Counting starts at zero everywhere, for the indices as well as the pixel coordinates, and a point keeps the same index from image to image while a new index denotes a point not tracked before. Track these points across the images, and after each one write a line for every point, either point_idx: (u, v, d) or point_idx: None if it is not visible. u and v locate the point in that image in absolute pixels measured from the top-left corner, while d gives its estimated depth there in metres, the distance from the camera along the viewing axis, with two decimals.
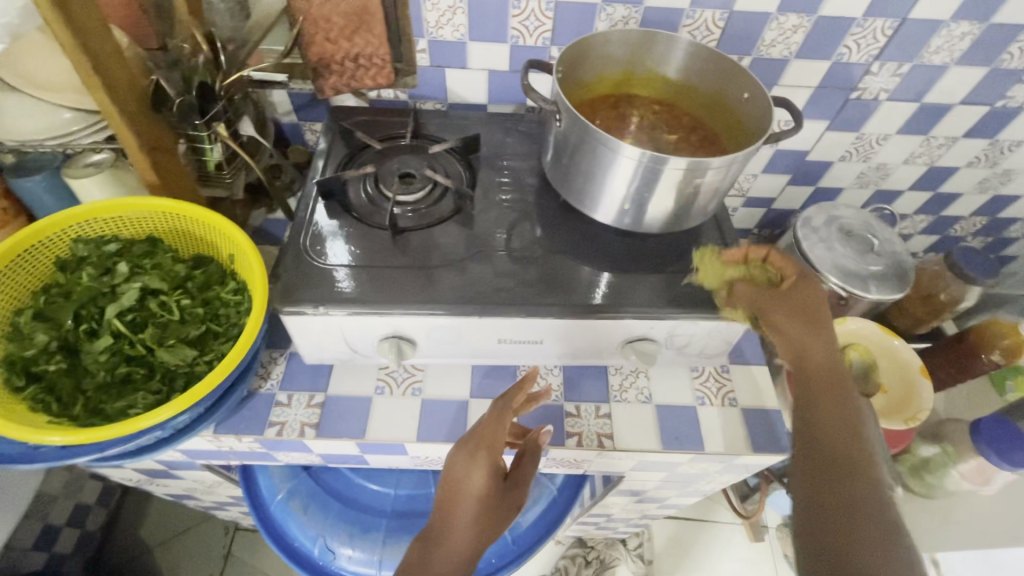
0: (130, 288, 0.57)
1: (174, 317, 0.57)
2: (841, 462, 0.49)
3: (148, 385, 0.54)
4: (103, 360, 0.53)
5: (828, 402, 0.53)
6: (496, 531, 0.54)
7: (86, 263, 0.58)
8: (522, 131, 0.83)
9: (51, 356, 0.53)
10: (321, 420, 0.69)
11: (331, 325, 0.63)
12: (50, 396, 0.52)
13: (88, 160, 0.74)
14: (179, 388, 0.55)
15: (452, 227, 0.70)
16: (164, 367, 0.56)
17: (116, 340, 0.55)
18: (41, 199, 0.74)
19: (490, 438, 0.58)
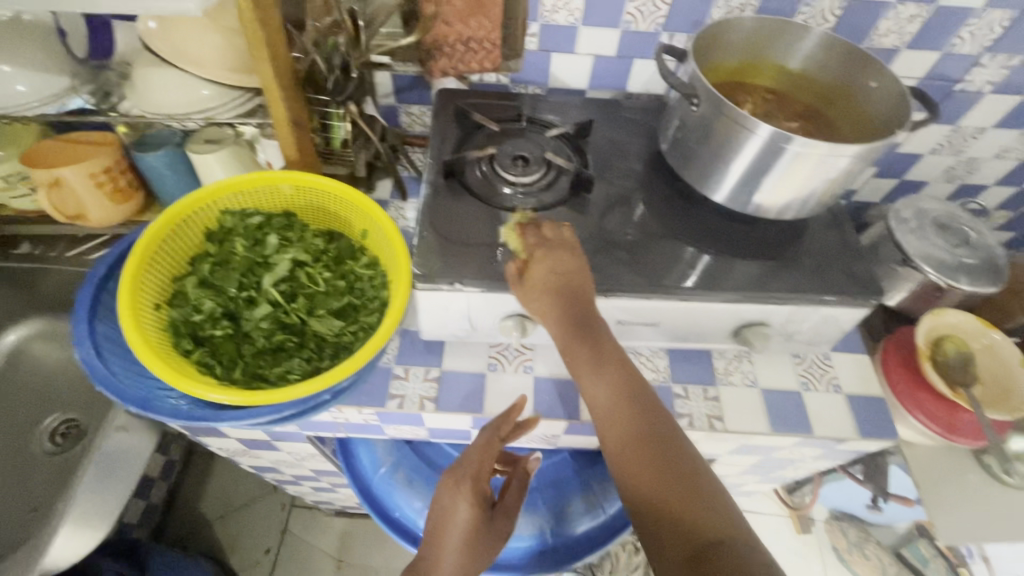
0: (281, 259, 0.59)
1: (320, 288, 0.59)
2: (647, 418, 0.53)
3: (302, 352, 0.56)
4: (262, 327, 0.55)
5: (591, 378, 0.56)
6: (484, 551, 0.62)
7: (237, 234, 0.60)
8: (624, 116, 0.83)
9: (216, 321, 0.55)
10: (439, 394, 0.71)
11: (459, 301, 0.65)
12: (216, 359, 0.54)
13: (210, 136, 0.75)
14: (330, 356, 0.57)
15: (568, 209, 0.71)
16: (316, 336, 0.57)
17: (272, 308, 0.57)
18: (163, 174, 0.76)
19: (474, 469, 0.63)
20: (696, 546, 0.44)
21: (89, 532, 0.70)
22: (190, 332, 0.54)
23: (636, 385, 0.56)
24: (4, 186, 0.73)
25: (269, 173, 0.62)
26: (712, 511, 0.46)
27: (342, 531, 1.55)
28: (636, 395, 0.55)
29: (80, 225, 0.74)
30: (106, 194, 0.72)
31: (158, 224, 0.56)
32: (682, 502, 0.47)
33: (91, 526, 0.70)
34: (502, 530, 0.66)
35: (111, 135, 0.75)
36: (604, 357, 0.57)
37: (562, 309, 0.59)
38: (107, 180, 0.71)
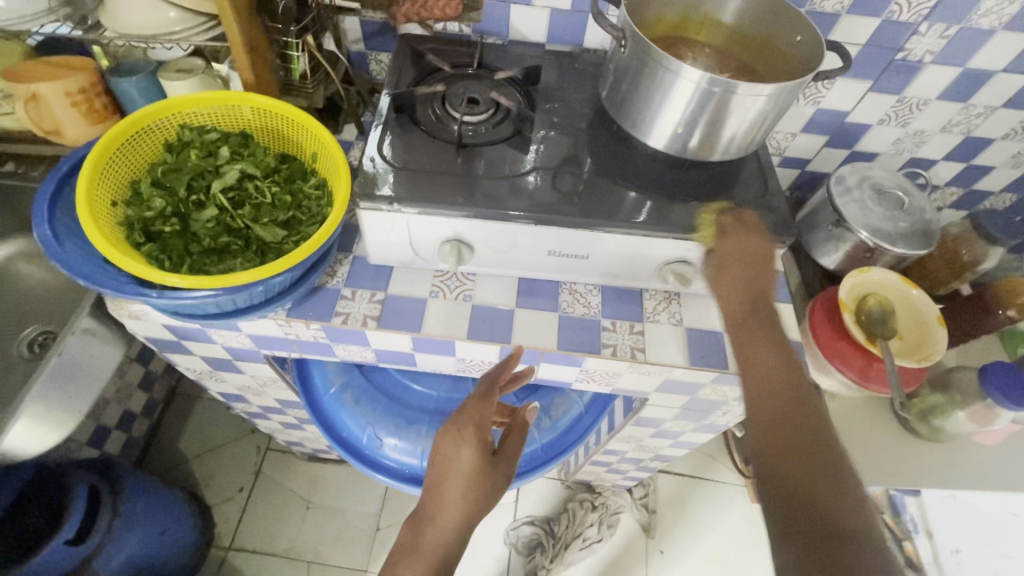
0: (231, 169, 0.63)
1: (267, 200, 0.64)
2: (798, 398, 0.55)
3: (245, 254, 0.61)
4: (208, 227, 0.61)
5: (764, 365, 0.59)
6: (485, 497, 0.65)
7: (193, 145, 0.65)
8: (577, 69, 0.88)
9: (166, 220, 0.60)
10: (382, 314, 0.76)
11: (400, 224, 0.70)
12: (163, 252, 0.59)
13: (180, 66, 0.80)
14: (271, 260, 0.62)
15: (510, 148, 0.76)
16: (259, 241, 0.62)
17: (220, 212, 0.62)
18: (136, 99, 0.80)
19: (475, 418, 0.68)
20: (810, 498, 0.47)
21: (45, 425, 0.76)
22: (140, 227, 0.59)
23: (789, 365, 0.58)
24: None
25: (227, 91, 0.67)
26: (844, 495, 0.47)
27: (313, 475, 1.62)
28: (783, 368, 0.58)
29: (57, 141, 0.79)
30: (81, 114, 0.77)
31: (116, 129, 0.61)
32: (814, 474, 0.49)
33: (49, 420, 0.76)
34: (504, 476, 0.69)
35: (89, 60, 0.80)
36: (765, 338, 0.61)
37: (744, 284, 0.64)
38: (82, 100, 0.76)
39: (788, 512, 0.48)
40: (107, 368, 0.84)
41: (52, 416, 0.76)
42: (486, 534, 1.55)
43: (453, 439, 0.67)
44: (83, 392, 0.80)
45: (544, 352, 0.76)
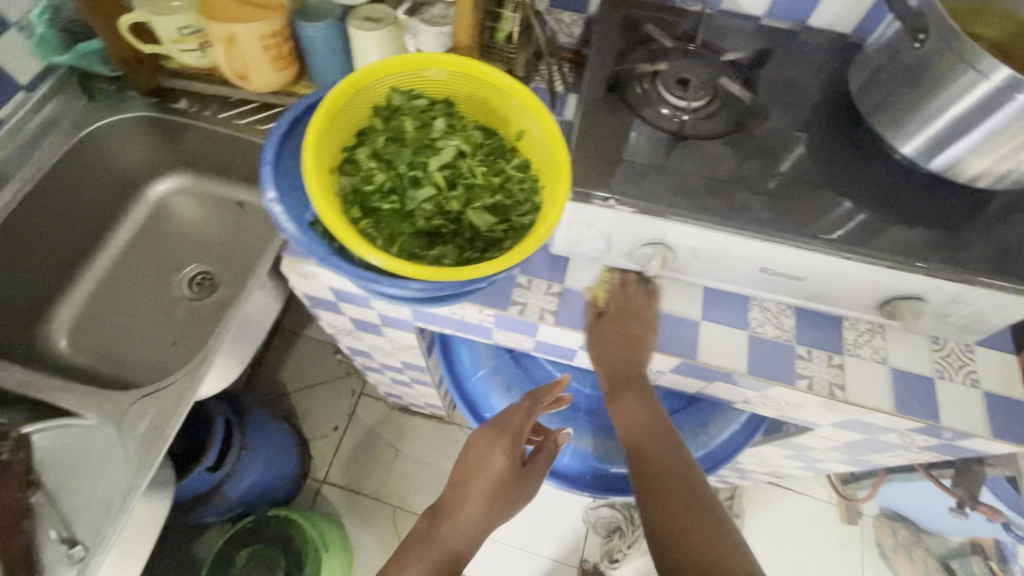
0: (446, 145, 0.59)
1: (477, 181, 0.59)
2: (680, 475, 0.63)
3: (454, 241, 0.57)
4: (423, 208, 0.57)
5: (657, 446, 0.66)
6: (507, 502, 0.70)
7: (406, 114, 0.60)
8: (800, 51, 0.75)
9: (382, 196, 0.56)
10: (559, 309, 0.71)
11: (605, 221, 0.64)
12: (379, 231, 0.55)
13: (369, 14, 0.74)
14: (479, 250, 0.58)
15: (728, 143, 0.67)
16: (469, 227, 0.58)
17: (434, 192, 0.57)
18: (320, 47, 0.76)
19: (514, 429, 0.71)
20: (711, 553, 0.55)
21: (219, 379, 0.78)
22: (356, 200, 0.56)
23: (666, 448, 0.66)
24: (176, 37, 0.75)
25: (445, 54, 0.60)
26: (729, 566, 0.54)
27: (402, 426, 1.67)
28: (659, 451, 0.66)
29: (239, 84, 0.77)
30: (269, 59, 0.74)
31: (341, 89, 0.56)
32: (703, 545, 0.56)
33: (223, 375, 0.78)
34: (526, 490, 0.73)
35: None
36: (626, 419, 0.69)
37: (628, 368, 0.69)
38: (272, 45, 0.72)
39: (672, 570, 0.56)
40: (266, 322, 0.84)
41: (227, 372, 0.78)
42: (561, 511, 1.54)
43: (491, 441, 0.71)
44: (247, 346, 0.81)
45: (728, 373, 0.69)
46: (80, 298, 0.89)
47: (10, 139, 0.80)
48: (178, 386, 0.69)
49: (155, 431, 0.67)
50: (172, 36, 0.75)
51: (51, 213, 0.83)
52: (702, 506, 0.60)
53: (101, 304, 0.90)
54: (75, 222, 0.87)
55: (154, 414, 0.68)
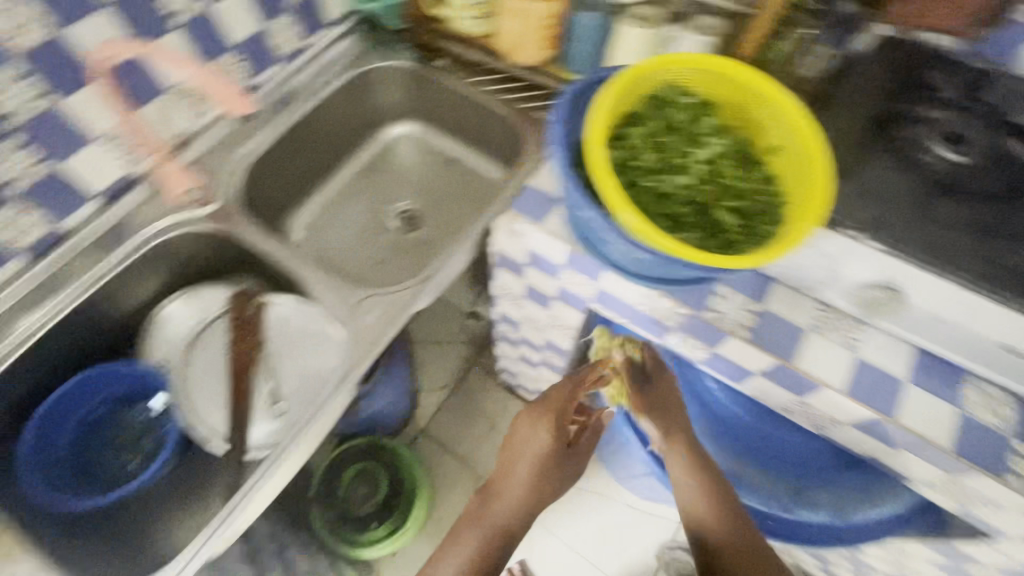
0: (710, 143, 0.62)
1: (728, 183, 0.61)
2: (718, 489, 0.77)
3: (698, 231, 0.60)
4: (677, 193, 0.59)
5: (685, 475, 0.78)
6: (554, 477, 0.81)
7: (677, 108, 0.64)
8: None
9: (643, 172, 0.60)
10: (755, 326, 0.72)
11: (839, 251, 0.64)
12: (637, 203, 0.59)
13: (640, 13, 0.80)
14: (720, 245, 0.59)
15: (997, 206, 0.63)
16: (711, 222, 0.60)
17: (690, 181, 0.60)
18: (585, 35, 0.83)
19: (554, 407, 0.81)
20: (751, 556, 0.73)
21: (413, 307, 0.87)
22: (621, 171, 0.60)
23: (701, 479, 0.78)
24: (465, 6, 0.86)
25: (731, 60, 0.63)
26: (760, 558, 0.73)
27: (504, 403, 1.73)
28: (701, 475, 0.78)
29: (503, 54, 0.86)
30: (540, 38, 0.81)
31: (629, 74, 0.60)
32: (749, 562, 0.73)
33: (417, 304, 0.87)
34: (572, 472, 0.88)
35: None
36: (678, 449, 0.78)
37: (664, 416, 0.80)
38: (548, 26, 0.80)
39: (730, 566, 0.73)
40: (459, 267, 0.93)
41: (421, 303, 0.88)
42: None
43: (530, 422, 0.81)
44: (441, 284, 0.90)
45: (926, 445, 0.65)
46: (315, 205, 1.03)
47: (309, 63, 0.96)
48: (406, 294, 0.82)
49: (381, 324, 0.80)
50: (462, 3, 0.85)
51: (319, 130, 0.98)
52: (741, 522, 0.76)
53: (328, 215, 1.03)
54: (330, 143, 1.01)
55: (381, 311, 0.81)
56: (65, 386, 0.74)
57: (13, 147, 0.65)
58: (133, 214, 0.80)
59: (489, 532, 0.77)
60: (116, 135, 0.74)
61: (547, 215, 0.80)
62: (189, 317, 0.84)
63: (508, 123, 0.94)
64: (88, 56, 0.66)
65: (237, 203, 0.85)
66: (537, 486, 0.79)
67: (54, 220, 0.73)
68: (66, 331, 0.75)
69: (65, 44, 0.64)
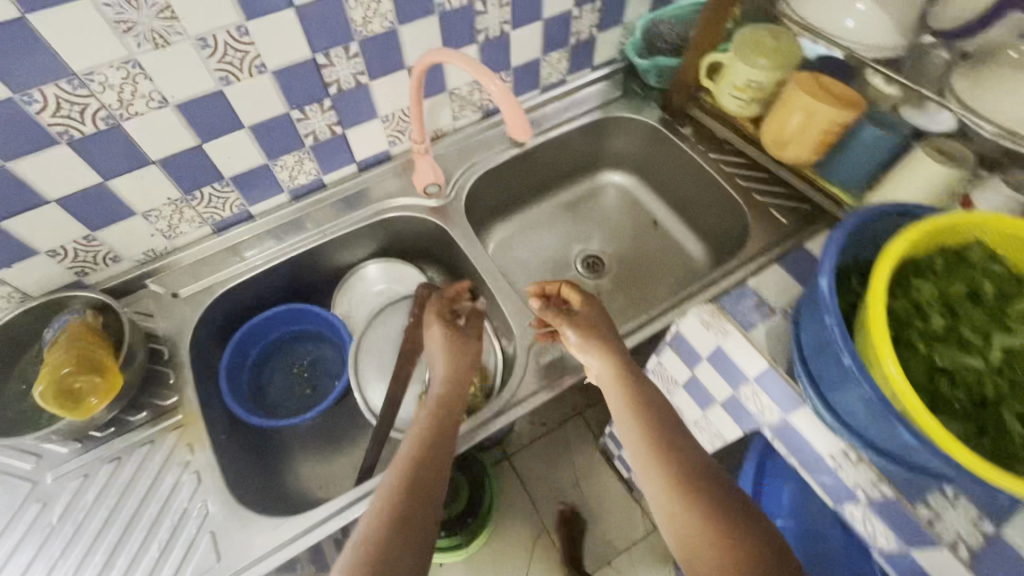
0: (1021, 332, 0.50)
1: None
2: (690, 467, 0.55)
3: (971, 424, 0.49)
4: (959, 372, 0.50)
5: (647, 423, 0.60)
6: (461, 355, 0.72)
7: (987, 278, 0.53)
8: None
9: (923, 335, 0.51)
10: (981, 551, 0.58)
11: None
12: (904, 363, 0.50)
13: (941, 150, 0.71)
14: (993, 453, 0.48)
15: None
16: (990, 420, 0.49)
17: (980, 366, 0.50)
18: (864, 154, 0.75)
19: (436, 308, 0.77)
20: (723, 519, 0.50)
21: None
22: (895, 321, 0.52)
23: (675, 433, 0.59)
24: (741, 85, 0.83)
25: None
26: (751, 519, 0.51)
27: None
28: (661, 434, 0.58)
29: (765, 143, 0.82)
30: (816, 141, 0.76)
31: (939, 223, 0.53)
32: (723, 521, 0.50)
33: None
34: (474, 363, 0.72)
35: (856, 94, 0.75)
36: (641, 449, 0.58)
37: (610, 366, 0.66)
38: (831, 132, 0.74)
39: (695, 540, 0.50)
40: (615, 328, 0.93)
41: None
42: None
43: (586, 344, 0.68)
44: None
45: None
46: (516, 222, 1.07)
47: (563, 95, 1.00)
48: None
49: (556, 371, 0.75)
50: (738, 83, 0.84)
51: (546, 158, 1.02)
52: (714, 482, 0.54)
53: (521, 234, 1.06)
54: (550, 172, 1.05)
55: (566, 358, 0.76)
56: (275, 311, 0.83)
57: (324, 107, 0.75)
58: (375, 186, 0.89)
59: (432, 429, 0.61)
60: (394, 117, 0.83)
61: (759, 323, 0.73)
62: (380, 284, 0.93)
63: (734, 210, 0.90)
64: (407, 50, 0.75)
65: (459, 202, 0.90)
66: (445, 356, 0.71)
67: (321, 172, 0.84)
68: (292, 265, 0.85)
69: (397, 38, 0.73)
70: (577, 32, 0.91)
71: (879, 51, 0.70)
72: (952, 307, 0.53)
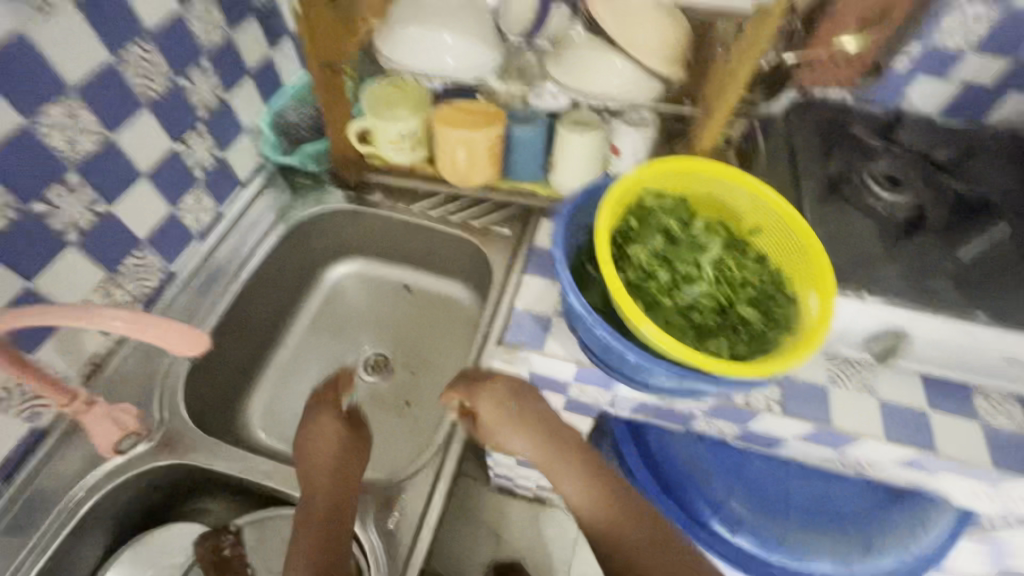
0: (711, 242, 0.63)
1: (737, 277, 0.63)
2: (609, 488, 0.67)
3: (727, 331, 0.60)
4: (703, 301, 0.59)
5: (556, 462, 0.68)
6: (356, 458, 0.67)
7: (667, 214, 0.64)
8: (989, 147, 0.79)
9: (665, 291, 0.59)
10: (783, 398, 0.71)
11: (843, 314, 0.66)
12: (660, 321, 0.58)
13: (577, 117, 0.80)
14: (749, 342, 0.59)
15: (950, 236, 0.69)
16: (737, 318, 0.60)
17: (708, 285, 0.60)
18: (527, 147, 0.82)
19: (330, 395, 0.71)
20: (623, 509, 0.65)
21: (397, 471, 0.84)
22: (637, 288, 0.60)
23: (591, 462, 0.69)
24: (396, 139, 0.82)
25: (693, 159, 0.66)
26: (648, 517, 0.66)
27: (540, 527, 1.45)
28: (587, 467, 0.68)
29: (453, 181, 0.83)
30: (488, 158, 0.79)
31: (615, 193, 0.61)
32: (631, 517, 0.65)
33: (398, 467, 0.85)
34: (354, 452, 0.68)
35: (489, 103, 0.80)
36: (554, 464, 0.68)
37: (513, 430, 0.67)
38: (493, 146, 0.78)
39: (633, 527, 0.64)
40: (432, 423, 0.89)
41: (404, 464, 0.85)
42: None
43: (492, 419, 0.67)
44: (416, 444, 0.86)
45: (972, 469, 0.67)
46: (270, 380, 0.89)
47: (231, 229, 0.85)
48: (427, 477, 0.68)
49: (408, 523, 0.65)
50: (392, 139, 0.82)
51: (256, 298, 0.86)
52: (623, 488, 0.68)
53: (285, 393, 0.89)
54: (271, 307, 0.90)
55: (408, 511, 0.66)
56: None
57: None
58: (47, 476, 0.63)
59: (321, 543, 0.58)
60: (11, 389, 0.59)
61: (546, 336, 0.73)
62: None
63: (466, 245, 0.90)
64: None
65: (180, 416, 0.70)
66: (340, 457, 0.66)
67: None
68: None
69: None
70: (195, 163, 0.77)
71: (480, 69, 0.75)
72: (663, 254, 0.62)
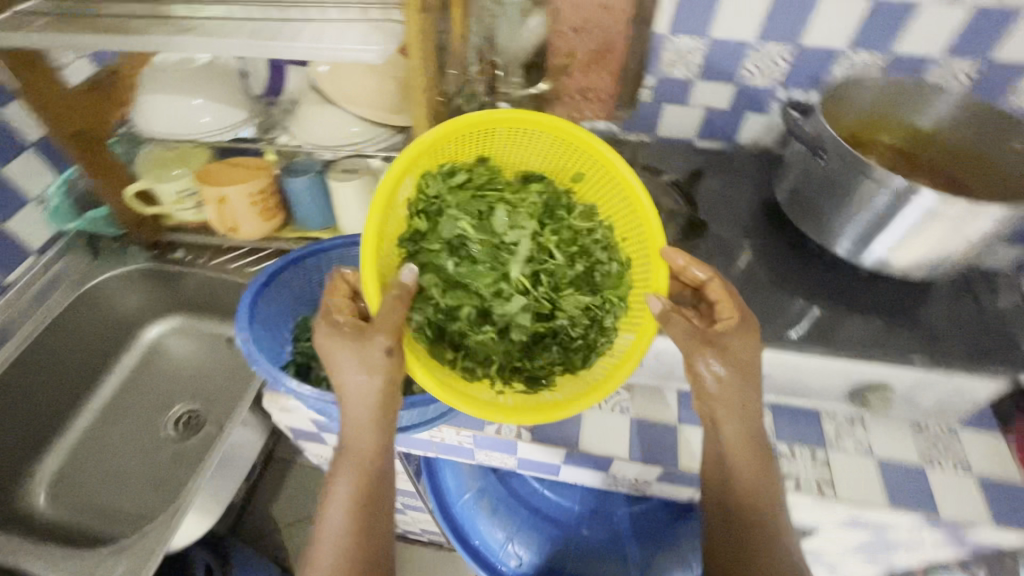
0: (517, 235, 0.61)
1: (556, 262, 0.62)
2: (743, 444, 0.54)
3: (560, 339, 0.61)
4: (523, 317, 0.60)
5: (749, 446, 0.54)
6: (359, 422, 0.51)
7: (458, 210, 0.60)
8: (734, 166, 0.85)
9: (475, 326, 0.59)
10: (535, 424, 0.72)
11: None
12: (480, 350, 0.59)
13: (346, 166, 0.80)
14: (586, 337, 0.60)
15: None
16: (564, 316, 0.61)
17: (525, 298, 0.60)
18: (301, 197, 0.83)
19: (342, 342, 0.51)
20: (755, 486, 0.54)
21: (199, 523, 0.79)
22: (445, 333, 0.59)
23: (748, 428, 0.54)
24: (175, 199, 0.84)
25: (474, 113, 0.54)
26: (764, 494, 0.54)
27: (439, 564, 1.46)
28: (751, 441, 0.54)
29: (233, 236, 0.86)
30: (256, 212, 0.82)
31: (386, 208, 0.52)
32: (760, 492, 0.54)
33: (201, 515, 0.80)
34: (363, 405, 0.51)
35: (263, 160, 0.84)
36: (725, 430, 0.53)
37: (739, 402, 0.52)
38: (259, 200, 0.81)
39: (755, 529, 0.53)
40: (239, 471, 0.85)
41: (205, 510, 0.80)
42: None
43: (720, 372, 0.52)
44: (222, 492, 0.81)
45: None
46: (66, 447, 0.89)
47: (21, 298, 0.86)
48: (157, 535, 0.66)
49: None
50: (172, 198, 0.84)
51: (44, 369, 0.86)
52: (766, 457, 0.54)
53: (81, 462, 0.88)
54: (65, 379, 0.90)
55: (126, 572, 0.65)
56: None
57: None
58: None
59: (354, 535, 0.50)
60: None
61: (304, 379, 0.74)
62: None
63: None
64: None
65: None
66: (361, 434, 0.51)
67: None
68: None
69: None
70: None
71: (236, 130, 0.79)
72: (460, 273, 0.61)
